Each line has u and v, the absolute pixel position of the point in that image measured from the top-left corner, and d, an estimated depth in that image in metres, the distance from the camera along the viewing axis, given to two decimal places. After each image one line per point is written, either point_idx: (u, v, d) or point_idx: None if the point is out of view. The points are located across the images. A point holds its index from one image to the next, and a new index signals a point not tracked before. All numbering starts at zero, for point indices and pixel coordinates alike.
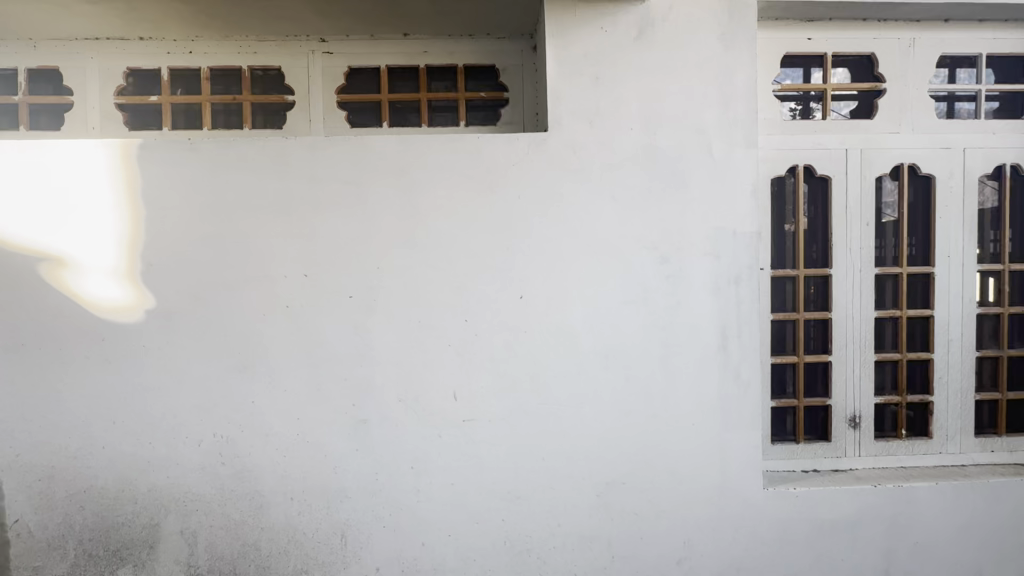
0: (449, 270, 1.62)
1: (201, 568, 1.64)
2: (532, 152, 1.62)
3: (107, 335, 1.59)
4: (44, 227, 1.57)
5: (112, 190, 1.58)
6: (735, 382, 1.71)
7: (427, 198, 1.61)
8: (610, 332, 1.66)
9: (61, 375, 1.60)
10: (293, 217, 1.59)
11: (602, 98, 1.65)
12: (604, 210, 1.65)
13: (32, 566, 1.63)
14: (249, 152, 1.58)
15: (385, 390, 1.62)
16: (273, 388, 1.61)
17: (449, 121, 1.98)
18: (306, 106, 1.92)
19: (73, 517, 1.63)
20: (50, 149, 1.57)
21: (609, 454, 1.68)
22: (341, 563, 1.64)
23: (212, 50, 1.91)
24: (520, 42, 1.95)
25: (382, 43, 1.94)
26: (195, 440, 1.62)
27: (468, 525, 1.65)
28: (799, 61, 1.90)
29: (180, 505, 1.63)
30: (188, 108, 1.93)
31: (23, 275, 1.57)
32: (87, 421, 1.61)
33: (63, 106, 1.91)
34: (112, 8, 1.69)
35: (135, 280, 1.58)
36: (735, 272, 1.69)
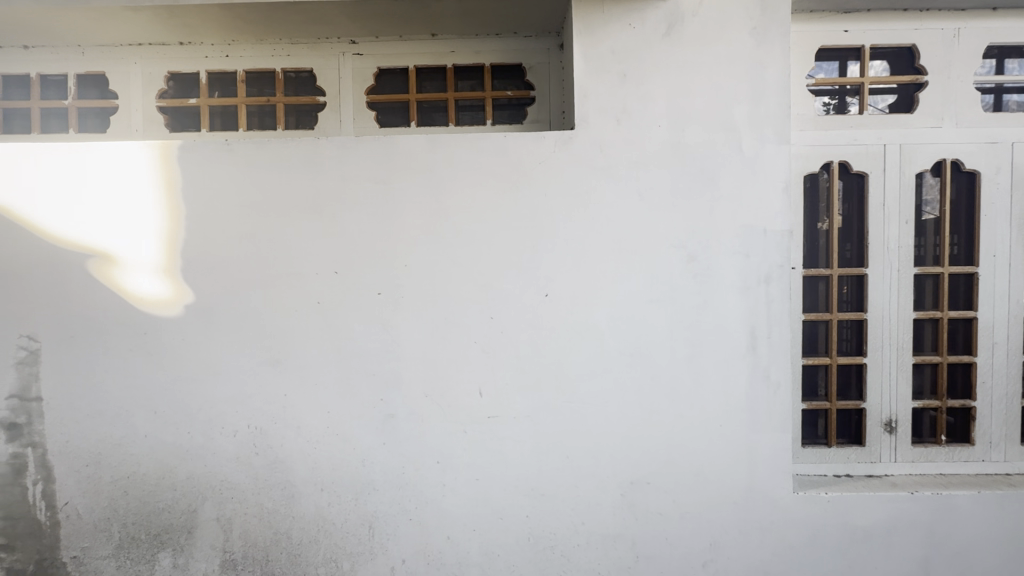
0: (475, 267, 1.63)
1: (236, 554, 1.70)
2: (559, 150, 1.62)
3: (149, 328, 1.66)
4: (93, 225, 1.65)
5: (154, 189, 1.64)
6: (765, 384, 1.68)
7: (454, 197, 1.62)
8: (636, 331, 1.65)
9: (106, 366, 1.68)
10: (324, 215, 1.63)
11: (630, 94, 1.64)
12: (631, 208, 1.64)
13: (80, 546, 1.72)
14: (282, 152, 1.63)
15: (412, 386, 1.65)
16: (304, 382, 1.66)
17: (476, 120, 2.00)
18: (336, 107, 1.97)
19: (117, 501, 1.71)
20: (98, 150, 1.65)
21: (634, 454, 1.67)
22: (369, 554, 1.68)
23: (247, 54, 1.98)
24: (546, 40, 1.95)
25: (410, 44, 1.96)
26: (230, 431, 1.68)
27: (492, 521, 1.67)
28: (834, 54, 1.85)
29: (216, 493, 1.69)
30: (225, 110, 2.00)
31: (72, 271, 1.66)
32: (131, 410, 1.69)
33: (108, 109, 2.01)
34: (155, 15, 1.76)
35: (175, 276, 1.65)
36: (765, 271, 1.66)
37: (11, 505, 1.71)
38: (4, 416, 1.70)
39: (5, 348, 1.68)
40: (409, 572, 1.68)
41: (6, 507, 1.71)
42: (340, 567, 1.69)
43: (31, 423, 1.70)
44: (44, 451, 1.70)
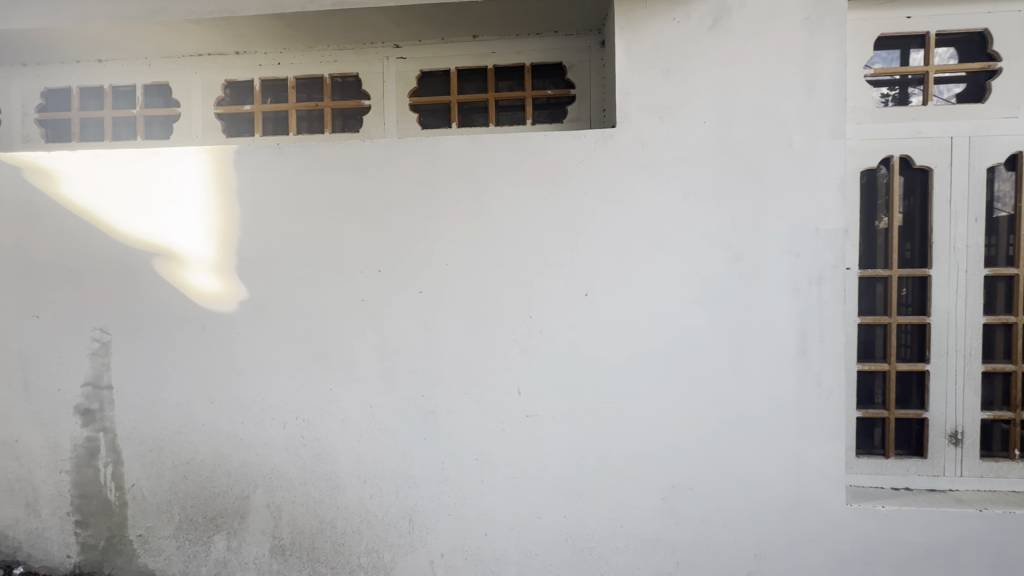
0: (515, 267, 1.64)
1: (284, 540, 1.78)
2: (600, 148, 1.60)
3: (207, 323, 1.76)
4: (158, 225, 1.76)
5: (213, 192, 1.74)
6: (816, 390, 1.60)
7: (494, 196, 1.64)
8: (678, 332, 1.62)
9: (168, 357, 1.79)
10: (368, 216, 1.68)
11: (674, 90, 1.60)
12: (674, 207, 1.60)
13: (145, 525, 1.84)
14: (330, 155, 1.69)
15: (451, 383, 1.68)
16: (348, 377, 1.71)
17: (516, 120, 2.01)
18: (380, 110, 2.02)
19: (177, 485, 1.82)
20: (163, 156, 1.76)
21: (675, 458, 1.63)
22: (409, 546, 1.72)
23: (297, 61, 2.06)
24: (587, 38, 1.93)
25: (451, 47, 1.99)
26: (280, 422, 1.75)
27: (530, 520, 1.67)
28: (895, 42, 1.75)
29: (267, 481, 1.77)
30: (276, 115, 2.09)
31: (140, 268, 1.77)
32: (190, 400, 1.79)
33: (171, 117, 2.14)
34: (213, 26, 1.86)
35: (230, 274, 1.74)
36: (817, 271, 1.59)
37: (85, 484, 1.86)
38: (79, 402, 1.84)
39: (80, 340, 1.82)
40: (448, 566, 1.71)
41: (81, 486, 1.86)
42: (382, 557, 1.74)
43: (102, 409, 1.83)
44: (113, 436, 1.83)
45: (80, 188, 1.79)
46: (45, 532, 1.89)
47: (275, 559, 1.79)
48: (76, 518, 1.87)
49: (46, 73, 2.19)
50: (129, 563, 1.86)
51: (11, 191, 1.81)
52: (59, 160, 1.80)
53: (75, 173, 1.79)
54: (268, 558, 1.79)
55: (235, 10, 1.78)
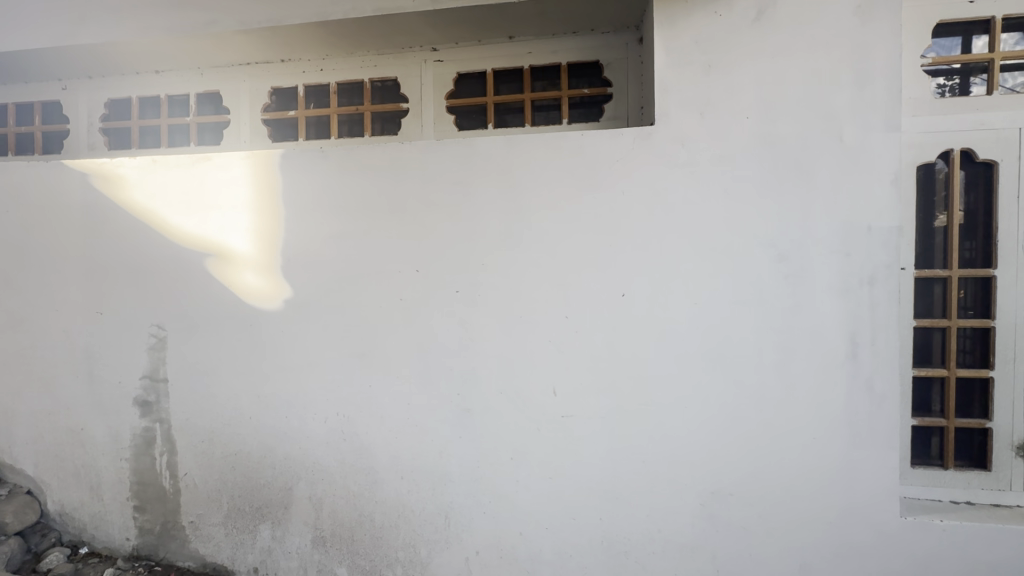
0: (551, 266, 1.64)
1: (325, 532, 1.84)
2: (638, 147, 1.58)
3: (254, 320, 1.84)
4: (209, 227, 1.85)
5: (260, 195, 1.81)
6: (867, 395, 1.53)
7: (530, 196, 1.64)
8: (719, 334, 1.58)
9: (218, 352, 1.88)
10: (407, 217, 1.72)
11: (715, 86, 1.56)
12: (715, 205, 1.56)
13: (196, 512, 1.94)
14: (370, 157, 1.73)
15: (487, 382, 1.69)
16: (387, 375, 1.75)
17: (552, 120, 2.00)
18: (418, 112, 2.06)
19: (226, 475, 1.90)
20: (214, 160, 1.84)
21: (715, 463, 1.59)
22: (444, 542, 1.74)
23: (339, 67, 2.12)
24: (625, 35, 1.91)
25: (487, 48, 2.01)
26: (321, 417, 1.81)
27: (565, 520, 1.67)
28: (956, 29, 1.65)
29: (309, 473, 1.83)
30: (318, 120, 2.16)
31: (193, 268, 1.87)
32: (237, 394, 1.87)
33: (221, 123, 2.24)
34: (261, 35, 1.94)
35: (275, 273, 1.81)
36: (869, 271, 1.52)
37: (143, 471, 1.97)
38: (138, 394, 1.95)
39: (139, 335, 1.93)
40: (483, 563, 1.72)
41: (139, 473, 1.97)
42: (418, 552, 1.77)
43: (158, 401, 1.94)
44: (168, 427, 1.94)
45: (140, 192, 1.90)
46: (107, 516, 2.01)
47: (317, 550, 1.85)
48: (134, 503, 1.98)
49: (109, 85, 2.34)
50: (182, 547, 1.96)
51: (79, 196, 1.94)
52: (120, 167, 1.91)
53: (135, 179, 1.90)
54: (310, 548, 1.85)
55: (282, 20, 1.85)
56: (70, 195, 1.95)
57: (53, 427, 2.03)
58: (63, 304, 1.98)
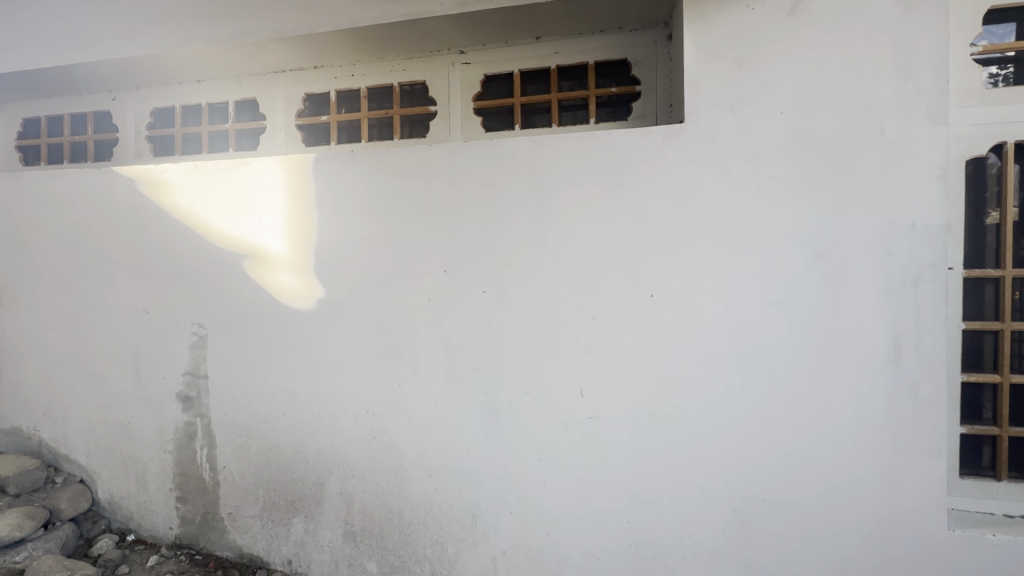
0: (578, 267, 1.63)
1: (355, 527, 1.88)
2: (667, 145, 1.55)
3: (289, 320, 1.90)
4: (246, 229, 1.92)
5: (293, 198, 1.87)
6: (911, 401, 1.47)
7: (557, 196, 1.64)
8: (752, 336, 1.53)
9: (255, 350, 1.94)
10: (435, 218, 1.74)
11: (747, 81, 1.52)
12: (747, 203, 1.52)
13: (234, 504, 2.01)
14: (400, 160, 1.76)
15: (514, 383, 1.69)
16: (416, 374, 1.78)
17: (579, 120, 1.99)
18: (446, 115, 2.09)
19: (262, 469, 1.97)
20: (251, 165, 1.91)
21: (747, 468, 1.55)
22: (471, 541, 1.75)
23: (369, 72, 2.16)
24: (654, 32, 1.89)
25: (514, 50, 2.01)
26: (352, 415, 1.85)
27: (593, 522, 1.65)
28: (1007, 15, 1.57)
29: (340, 469, 1.88)
30: (349, 124, 2.21)
31: (232, 268, 1.94)
32: (273, 391, 1.93)
33: (258, 129, 2.32)
34: (296, 43, 2.00)
35: (308, 274, 1.86)
36: (913, 271, 1.45)
37: (185, 464, 2.06)
38: (180, 389, 2.04)
39: (181, 333, 2.02)
40: (510, 563, 1.72)
41: (181, 465, 2.06)
42: (445, 550, 1.78)
43: (199, 397, 2.02)
44: (208, 421, 2.02)
45: (182, 196, 1.99)
46: (152, 505, 2.11)
47: (347, 544, 1.89)
48: (177, 494, 2.07)
49: (154, 95, 2.46)
50: (221, 537, 2.04)
51: (127, 201, 2.05)
52: (165, 172, 2.01)
53: (179, 184, 1.99)
54: (341, 542, 1.89)
55: (315, 28, 1.90)
56: (119, 200, 2.06)
57: (103, 419, 2.14)
58: (113, 303, 2.09)
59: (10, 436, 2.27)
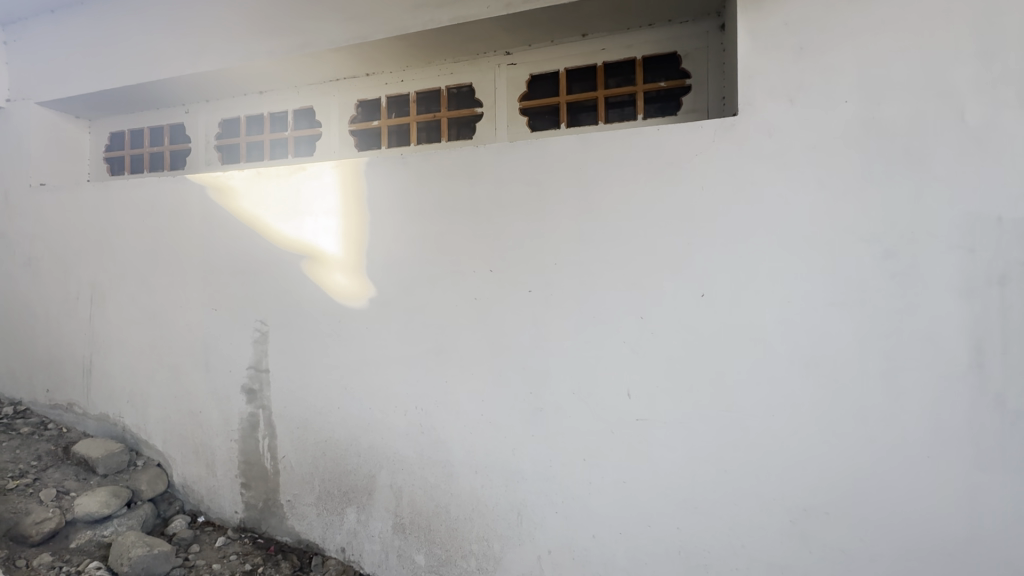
0: (625, 265, 1.60)
1: (405, 519, 1.93)
2: (718, 139, 1.50)
3: (342, 318, 1.98)
4: (303, 231, 2.02)
5: (346, 200, 1.95)
6: (997, 412, 1.34)
7: (604, 194, 1.62)
8: (813, 338, 1.45)
9: (311, 346, 2.04)
10: (481, 219, 1.76)
11: (807, 69, 1.44)
12: (808, 198, 1.44)
13: (293, 492, 2.12)
14: (447, 161, 1.80)
15: (560, 382, 1.69)
16: (462, 372, 1.81)
17: (626, 116, 1.95)
18: (493, 116, 2.11)
19: (318, 459, 2.06)
20: (308, 170, 2.02)
21: (807, 477, 1.47)
22: (517, 538, 1.76)
23: (418, 76, 2.22)
24: (705, 23, 1.83)
25: (560, 48, 2.01)
26: (401, 410, 1.91)
27: (641, 527, 1.62)
28: None
29: (390, 462, 1.94)
30: (399, 128, 2.27)
31: (291, 269, 2.05)
32: (328, 386, 2.02)
33: (314, 136, 2.43)
34: (350, 52, 2.08)
35: (361, 274, 1.93)
36: (1000, 270, 1.32)
37: (248, 452, 2.19)
38: (244, 382, 2.17)
39: (246, 330, 2.15)
40: (555, 563, 1.72)
41: (246, 454, 2.20)
42: (491, 547, 1.80)
43: (262, 389, 2.14)
44: (270, 413, 2.14)
45: (247, 201, 2.12)
46: (220, 490, 2.26)
47: (397, 536, 1.94)
48: (242, 480, 2.21)
49: (223, 107, 2.63)
50: (281, 523, 2.15)
51: (199, 206, 2.21)
52: (232, 179, 2.15)
53: (244, 189, 2.13)
54: (391, 533, 1.95)
55: (368, 37, 1.98)
56: (191, 206, 2.22)
57: (178, 408, 2.32)
58: (186, 301, 2.26)
59: (99, 421, 2.50)
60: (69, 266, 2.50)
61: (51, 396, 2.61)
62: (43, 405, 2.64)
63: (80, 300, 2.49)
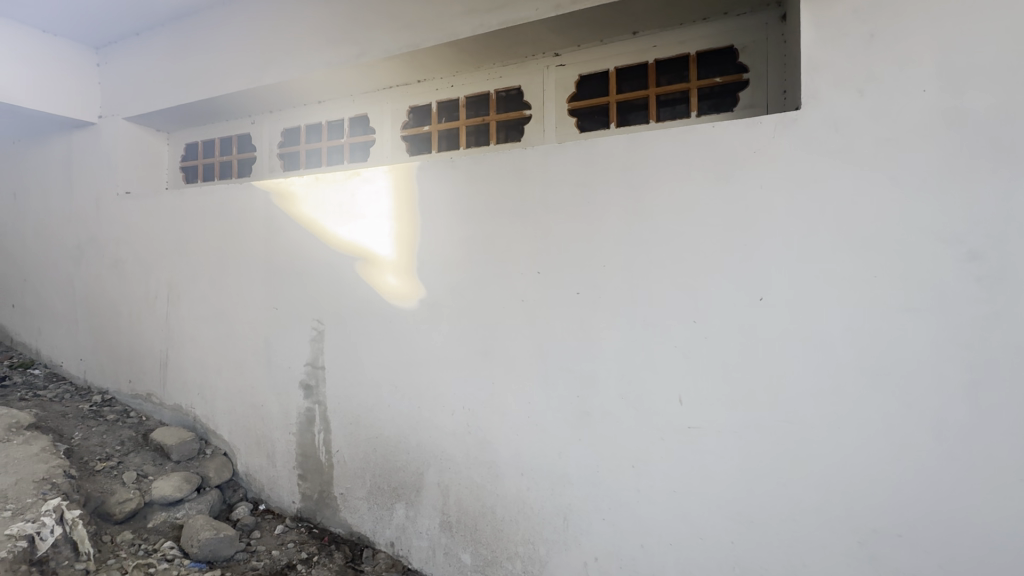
0: (677, 267, 1.55)
1: (452, 518, 1.95)
2: (779, 135, 1.43)
3: (393, 318, 2.03)
4: (358, 234, 2.09)
5: (398, 203, 2.01)
6: None
7: (654, 194, 1.58)
8: (884, 346, 1.35)
9: (364, 345, 2.11)
10: (529, 221, 1.76)
11: (877, 57, 1.35)
12: (879, 196, 1.35)
13: (346, 485, 2.20)
14: (496, 164, 1.81)
15: (608, 386, 1.66)
16: (509, 374, 1.81)
17: (679, 114, 1.90)
18: (541, 118, 2.11)
19: (369, 454, 2.13)
20: (362, 175, 2.09)
21: (877, 496, 1.36)
22: (563, 543, 1.75)
23: (467, 81, 2.26)
24: (764, 14, 1.76)
25: (611, 47, 1.98)
26: (449, 410, 1.93)
27: (692, 539, 1.56)
28: None
29: (438, 460, 1.97)
30: (448, 133, 2.32)
31: (346, 270, 2.13)
32: (379, 384, 2.09)
33: (368, 142, 2.52)
34: (402, 60, 2.15)
35: (411, 275, 1.98)
36: None
37: (305, 445, 2.29)
38: (302, 377, 2.28)
39: (303, 328, 2.26)
40: (602, 571, 1.68)
41: (303, 447, 2.30)
42: (537, 550, 1.79)
43: (318, 385, 2.24)
44: (325, 408, 2.23)
45: (306, 205, 2.23)
46: (279, 480, 2.38)
47: (444, 533, 1.97)
48: (299, 472, 2.32)
49: (285, 117, 2.79)
50: (335, 515, 2.24)
51: (263, 211, 2.34)
52: (293, 185, 2.26)
53: (304, 194, 2.23)
54: (438, 531, 1.98)
55: (420, 44, 2.04)
56: (256, 210, 2.36)
57: (242, 401, 2.46)
58: (250, 300, 2.40)
59: (173, 411, 2.70)
60: (149, 267, 2.72)
61: (132, 387, 2.85)
62: (126, 395, 2.88)
63: (158, 298, 2.70)
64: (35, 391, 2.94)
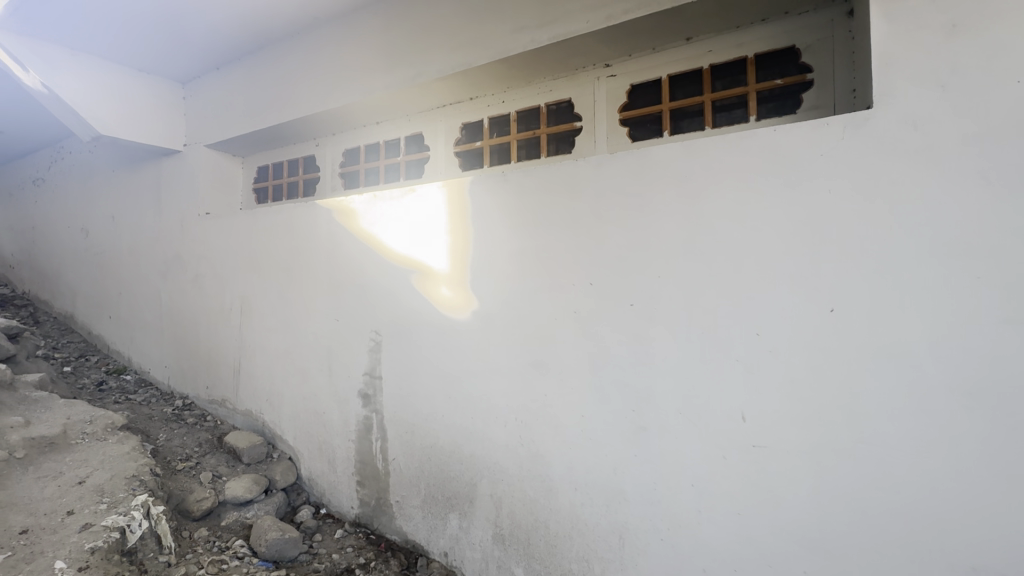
0: (738, 278, 1.49)
1: (504, 530, 1.95)
2: (848, 137, 1.35)
3: (447, 329, 2.08)
4: (413, 248, 2.16)
5: (451, 218, 2.06)
6: None
7: (711, 202, 1.53)
8: (978, 362, 1.22)
9: (419, 355, 2.17)
10: (581, 232, 1.75)
11: (961, 48, 1.25)
12: (968, 197, 1.23)
13: (401, 492, 2.25)
14: (548, 176, 1.83)
15: (665, 401, 1.60)
16: (562, 386, 1.80)
17: (737, 119, 1.84)
18: (592, 129, 2.11)
19: (424, 463, 2.17)
20: (417, 192, 2.16)
21: (976, 529, 1.22)
22: (620, 563, 1.69)
23: (518, 96, 2.30)
24: (828, 11, 1.68)
25: (663, 54, 1.96)
26: (501, 421, 1.94)
27: (759, 566, 1.47)
28: None
29: (491, 472, 1.98)
30: (500, 147, 2.36)
31: (402, 282, 2.21)
32: (433, 394, 2.13)
33: (423, 159, 2.62)
34: (455, 79, 2.22)
35: (465, 287, 2.02)
36: None
37: (363, 452, 2.37)
38: (361, 386, 2.37)
39: (362, 340, 2.35)
40: None
41: (361, 454, 2.38)
42: (592, 568, 1.75)
43: (375, 394, 2.32)
44: (382, 417, 2.30)
45: (365, 221, 2.33)
46: (338, 486, 2.47)
47: (497, 546, 1.97)
48: (358, 478, 2.40)
49: (346, 138, 2.94)
50: (391, 522, 2.29)
51: (326, 227, 2.47)
52: (353, 203, 2.38)
53: (363, 211, 2.34)
54: (491, 543, 1.98)
55: (472, 63, 2.10)
56: (320, 227, 2.50)
57: (306, 407, 2.59)
58: (314, 311, 2.53)
59: (244, 416, 2.88)
60: (225, 281, 2.94)
61: (209, 393, 3.07)
62: (203, 400, 3.10)
63: (232, 310, 2.90)
64: (127, 395, 3.24)
